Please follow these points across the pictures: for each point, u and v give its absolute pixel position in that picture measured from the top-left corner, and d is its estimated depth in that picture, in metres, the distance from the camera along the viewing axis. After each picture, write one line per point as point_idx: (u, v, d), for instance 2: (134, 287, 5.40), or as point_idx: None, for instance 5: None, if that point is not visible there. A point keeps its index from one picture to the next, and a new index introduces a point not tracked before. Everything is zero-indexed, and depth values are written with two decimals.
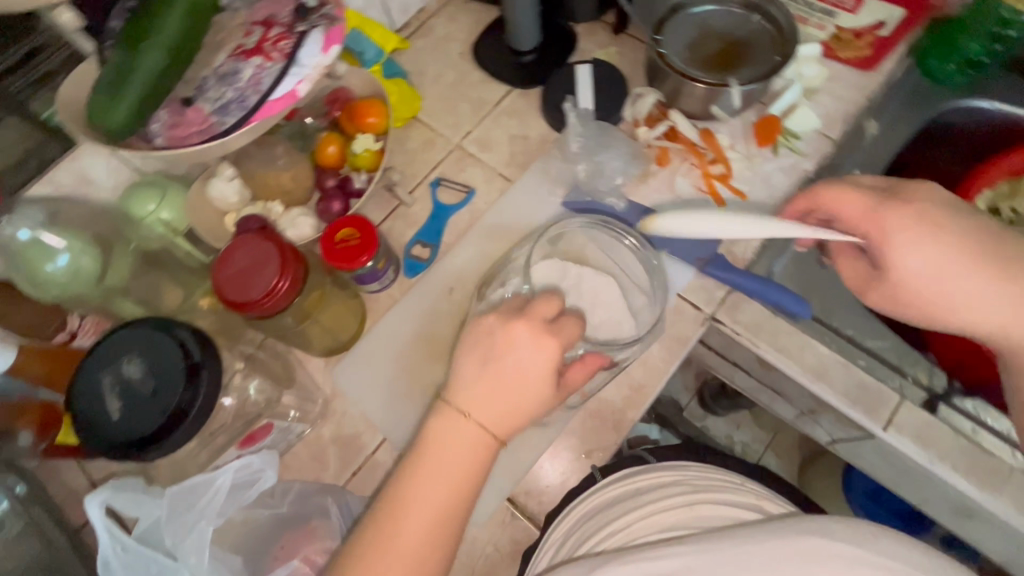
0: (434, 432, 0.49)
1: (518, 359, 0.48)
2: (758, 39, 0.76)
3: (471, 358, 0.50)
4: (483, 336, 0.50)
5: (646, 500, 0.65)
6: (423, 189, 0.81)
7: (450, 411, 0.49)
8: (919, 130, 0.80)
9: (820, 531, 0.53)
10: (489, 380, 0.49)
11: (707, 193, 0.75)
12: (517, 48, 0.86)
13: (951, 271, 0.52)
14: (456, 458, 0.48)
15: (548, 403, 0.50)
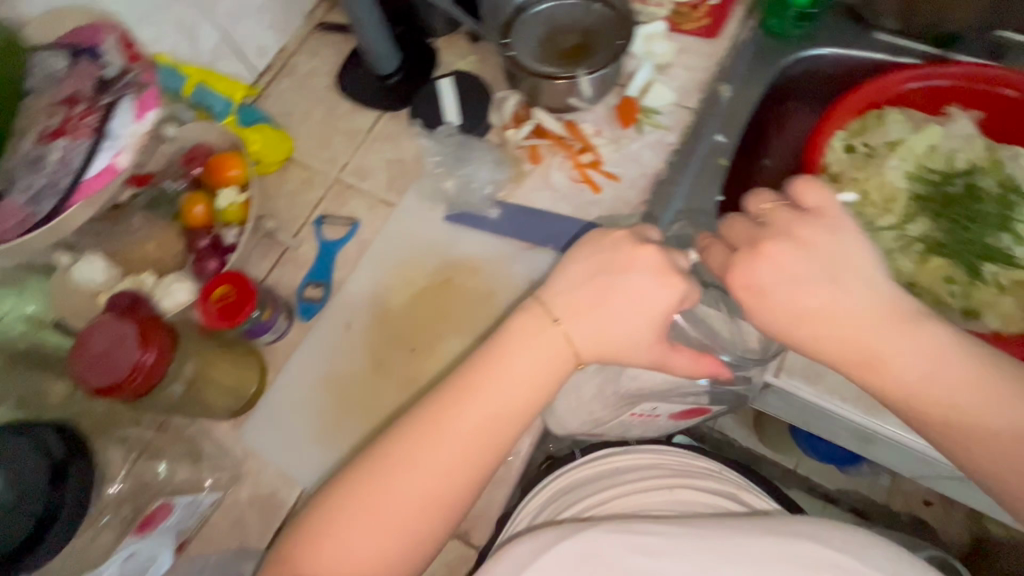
0: (523, 329, 0.52)
1: (635, 279, 0.51)
2: (598, 26, 0.78)
3: (592, 262, 0.53)
4: (611, 250, 0.53)
5: (627, 480, 0.70)
6: (308, 229, 0.80)
7: (544, 313, 0.52)
8: (774, 80, 0.83)
9: (819, 538, 0.52)
10: (601, 288, 0.52)
11: (582, 182, 0.77)
12: (379, 72, 0.86)
13: (837, 316, 0.46)
14: (529, 359, 0.51)
15: (642, 340, 0.51)
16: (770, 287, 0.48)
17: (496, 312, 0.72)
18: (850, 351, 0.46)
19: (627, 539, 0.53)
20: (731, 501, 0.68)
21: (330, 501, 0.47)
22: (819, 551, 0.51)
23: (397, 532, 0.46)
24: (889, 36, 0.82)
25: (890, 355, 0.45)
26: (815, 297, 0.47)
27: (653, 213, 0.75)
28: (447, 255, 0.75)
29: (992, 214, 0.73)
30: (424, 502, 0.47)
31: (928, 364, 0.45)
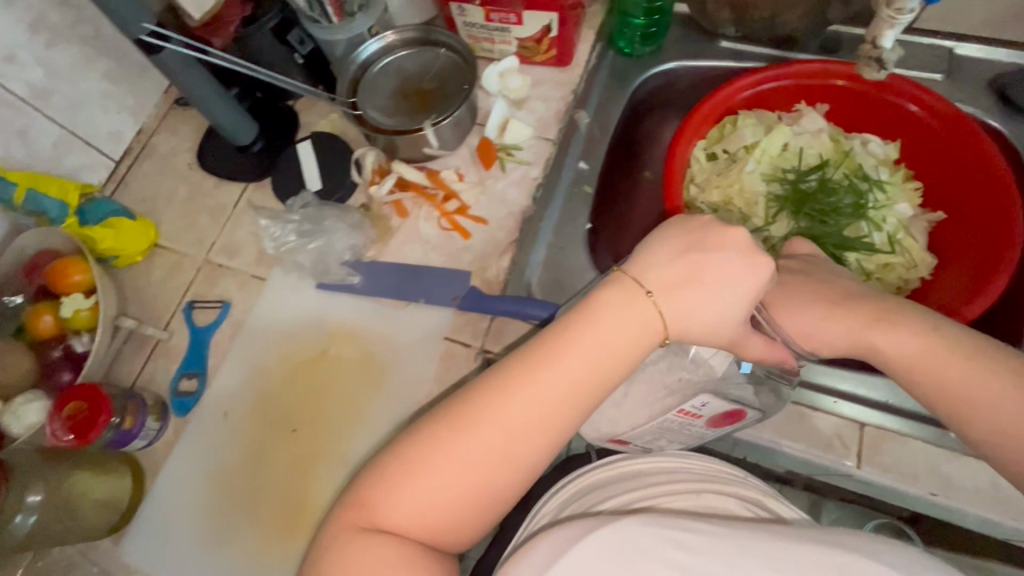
0: (609, 298, 0.50)
1: (723, 259, 0.49)
2: (441, 72, 0.79)
3: (674, 240, 0.51)
4: (696, 224, 0.51)
5: (656, 481, 0.63)
6: (178, 317, 0.77)
7: (633, 284, 0.50)
8: (628, 100, 0.85)
9: (869, 551, 0.46)
10: (690, 264, 0.50)
11: (451, 230, 0.76)
12: (238, 144, 0.84)
13: (833, 318, 0.53)
14: (621, 329, 0.49)
15: (731, 316, 0.49)
16: (781, 301, 0.56)
17: (377, 386, 0.70)
18: (858, 345, 0.52)
19: (658, 531, 0.48)
20: (757, 505, 0.61)
21: (403, 452, 0.48)
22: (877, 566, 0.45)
23: (469, 486, 0.47)
24: (731, 42, 0.84)
25: (893, 347, 0.50)
26: (805, 315, 0.55)
27: (522, 252, 0.75)
28: (322, 325, 0.73)
29: (847, 205, 0.76)
30: (499, 464, 0.47)
31: (925, 353, 0.49)
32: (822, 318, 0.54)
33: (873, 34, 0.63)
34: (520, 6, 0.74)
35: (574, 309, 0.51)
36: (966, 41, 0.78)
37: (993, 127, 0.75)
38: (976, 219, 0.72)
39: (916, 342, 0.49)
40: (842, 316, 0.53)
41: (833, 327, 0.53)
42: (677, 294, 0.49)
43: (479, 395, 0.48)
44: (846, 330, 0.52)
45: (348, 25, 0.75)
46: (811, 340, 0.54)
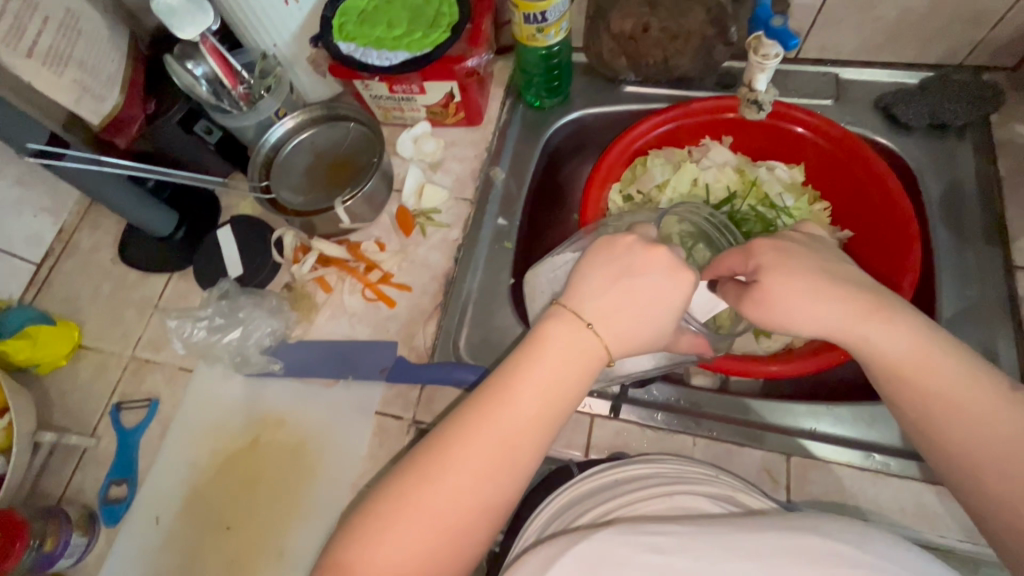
0: (554, 330, 0.48)
1: (652, 282, 0.48)
2: (352, 145, 0.80)
3: (604, 267, 0.49)
4: (622, 252, 0.50)
5: (625, 490, 0.56)
6: (106, 420, 0.75)
7: (573, 316, 0.49)
8: (543, 150, 0.87)
9: (818, 531, 0.46)
10: (622, 292, 0.48)
11: (376, 300, 0.76)
12: (159, 234, 0.83)
13: (835, 300, 0.48)
14: (569, 358, 0.48)
15: (665, 331, 0.49)
16: (774, 274, 0.50)
17: (309, 472, 0.68)
18: (850, 335, 0.48)
19: (633, 540, 0.46)
20: (728, 503, 0.54)
21: (375, 507, 0.45)
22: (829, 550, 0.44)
23: (445, 534, 0.44)
24: (634, 86, 0.87)
25: (884, 344, 0.47)
26: (806, 302, 0.49)
27: (448, 314, 0.75)
28: (250, 412, 0.72)
29: (757, 233, 0.78)
30: (474, 502, 0.45)
31: (919, 353, 0.47)
32: (820, 299, 0.48)
33: (747, 78, 0.67)
34: (419, 79, 0.76)
35: (521, 345, 0.49)
36: (848, 66, 0.82)
37: (883, 145, 0.79)
38: (880, 233, 0.75)
39: (910, 343, 0.47)
40: (844, 300, 0.48)
41: (828, 311, 0.48)
42: (621, 315, 0.48)
43: (442, 441, 0.46)
44: (838, 315, 0.48)
45: (254, 110, 0.77)
46: (793, 324, 0.50)
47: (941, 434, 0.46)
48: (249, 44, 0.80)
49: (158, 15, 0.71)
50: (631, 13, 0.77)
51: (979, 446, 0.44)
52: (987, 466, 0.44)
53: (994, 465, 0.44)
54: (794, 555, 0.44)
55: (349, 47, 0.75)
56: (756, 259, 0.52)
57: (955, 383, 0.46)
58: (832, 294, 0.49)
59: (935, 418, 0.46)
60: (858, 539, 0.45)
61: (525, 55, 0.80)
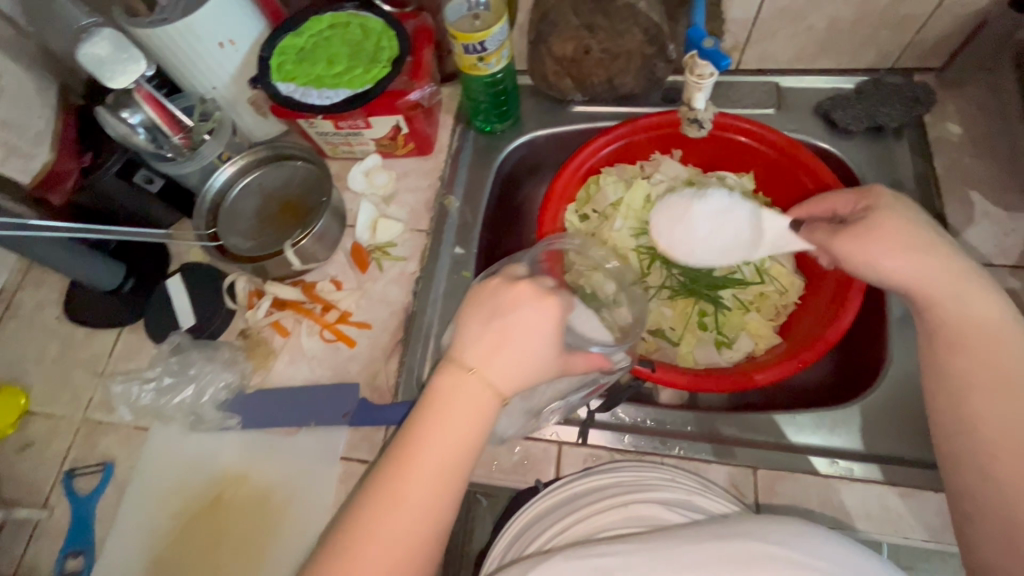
0: (443, 387, 0.48)
1: (524, 319, 0.49)
2: (301, 183, 0.79)
3: (477, 316, 0.50)
4: (489, 295, 0.50)
5: (584, 504, 0.56)
6: (58, 489, 0.72)
7: (456, 367, 0.48)
8: (496, 175, 0.87)
9: (755, 535, 0.47)
10: (497, 335, 0.49)
11: (336, 340, 0.74)
12: (104, 288, 0.80)
13: (937, 263, 0.54)
14: (461, 407, 0.47)
15: (550, 360, 0.50)
16: (886, 215, 0.55)
17: (276, 526, 0.66)
18: (950, 286, 0.53)
19: (580, 563, 0.47)
20: (684, 509, 0.55)
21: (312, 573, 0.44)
22: (761, 551, 0.46)
23: None
24: (583, 106, 0.87)
25: (968, 310, 0.52)
26: (898, 256, 0.54)
27: (410, 350, 0.74)
28: (210, 468, 0.70)
29: None
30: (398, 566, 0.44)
31: (996, 328, 0.52)
32: (927, 253, 0.53)
33: (687, 97, 0.68)
34: (362, 114, 0.75)
35: (415, 407, 0.49)
36: (787, 74, 0.84)
37: (827, 150, 0.80)
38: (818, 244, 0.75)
39: (985, 314, 0.52)
40: (956, 264, 0.53)
41: (918, 265, 0.54)
42: (500, 356, 0.48)
43: (355, 516, 0.45)
44: (942, 272, 0.53)
45: (197, 155, 0.75)
46: (877, 260, 0.55)
47: (974, 390, 0.51)
48: (188, 88, 0.79)
49: (85, 66, 0.69)
50: (570, 36, 0.76)
51: (992, 415, 0.49)
52: (1004, 427, 0.49)
53: (1011, 431, 0.48)
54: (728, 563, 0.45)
55: (289, 87, 0.73)
56: (872, 203, 0.57)
57: (1014, 368, 0.50)
58: (927, 251, 0.54)
59: (976, 377, 0.51)
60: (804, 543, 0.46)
61: (471, 84, 0.80)
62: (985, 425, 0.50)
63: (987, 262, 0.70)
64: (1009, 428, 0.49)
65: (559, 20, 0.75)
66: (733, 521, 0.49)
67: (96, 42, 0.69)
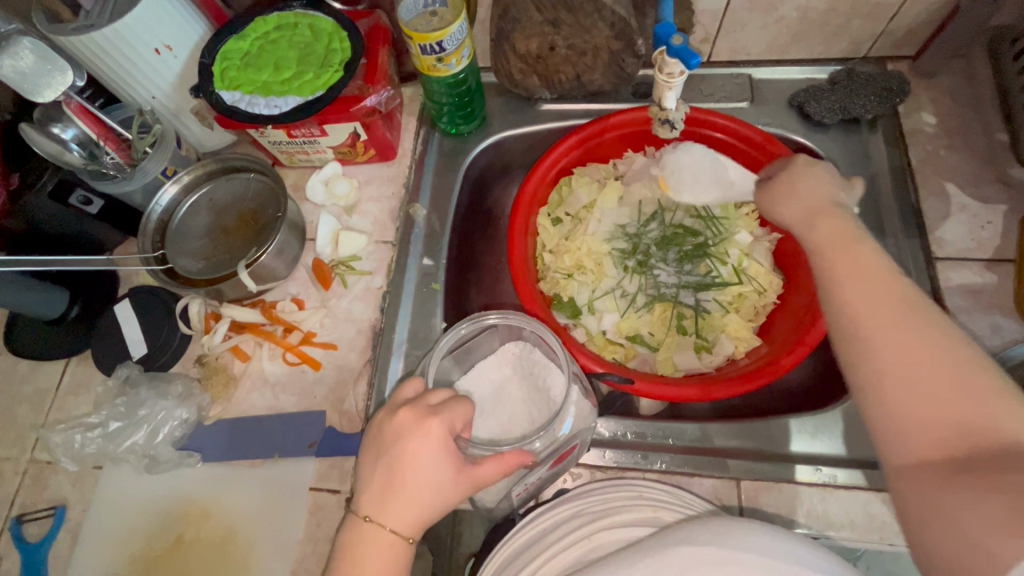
0: (347, 546, 0.49)
1: (407, 460, 0.48)
2: (255, 198, 0.74)
3: (369, 461, 0.50)
4: (372, 437, 0.51)
5: (552, 539, 0.55)
6: (5, 538, 0.67)
7: (353, 514, 0.49)
8: (464, 179, 0.83)
9: (684, 540, 0.47)
10: (386, 475, 0.49)
11: (300, 363, 0.71)
12: (47, 317, 0.74)
13: (800, 197, 0.57)
14: (369, 558, 0.48)
15: (449, 488, 0.49)
16: (790, 172, 0.60)
17: (240, 568, 0.62)
18: (814, 210, 0.55)
19: None
20: (648, 526, 0.53)
21: None
22: (686, 555, 0.46)
23: None
24: (551, 104, 0.84)
25: (818, 229, 0.53)
26: (787, 203, 0.59)
27: (379, 370, 0.70)
28: (169, 509, 0.66)
29: (687, 248, 0.78)
30: None
31: (843, 238, 0.51)
32: (801, 190, 0.58)
33: (657, 96, 0.65)
34: (316, 122, 0.70)
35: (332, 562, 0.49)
36: (760, 65, 0.81)
37: (803, 144, 0.78)
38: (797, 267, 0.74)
39: (839, 232, 0.52)
40: (813, 192, 0.57)
41: (802, 201, 0.57)
42: (393, 500, 0.48)
43: None
44: (807, 203, 0.56)
45: (138, 171, 0.70)
46: (779, 209, 0.59)
47: (832, 290, 0.48)
48: (124, 98, 0.72)
49: (5, 80, 0.62)
50: (534, 32, 0.72)
51: (854, 297, 0.46)
52: (860, 308, 0.46)
53: (871, 308, 0.45)
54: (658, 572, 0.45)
55: (233, 95, 0.68)
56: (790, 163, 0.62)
57: (867, 265, 0.48)
58: (801, 194, 0.58)
59: (836, 275, 0.49)
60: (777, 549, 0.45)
61: (431, 85, 0.75)
62: (847, 314, 0.46)
63: (965, 256, 0.68)
64: (867, 310, 0.45)
65: (521, 15, 0.71)
66: (671, 531, 0.49)
67: (17, 53, 0.63)
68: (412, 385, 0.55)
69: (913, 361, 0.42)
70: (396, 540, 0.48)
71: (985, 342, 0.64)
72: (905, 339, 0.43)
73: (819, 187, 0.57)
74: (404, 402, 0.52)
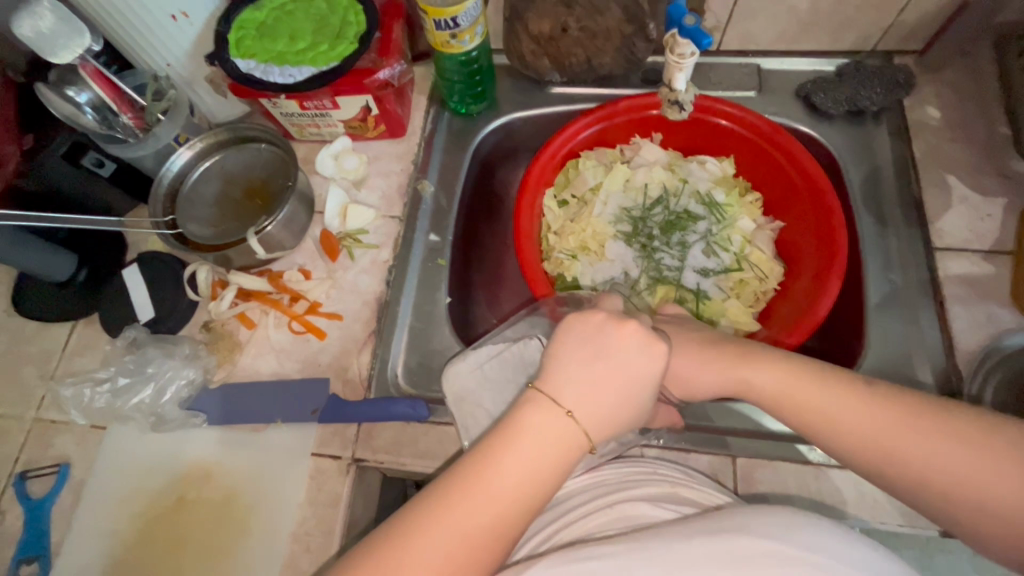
0: (524, 419, 0.43)
1: (626, 359, 0.45)
2: (267, 167, 0.75)
3: (579, 346, 0.46)
4: (593, 331, 0.46)
5: (570, 509, 0.54)
6: (7, 493, 0.67)
7: (550, 402, 0.44)
8: (473, 158, 0.84)
9: (744, 529, 0.43)
10: (596, 372, 0.45)
11: (305, 332, 0.71)
12: (56, 279, 0.74)
13: (707, 361, 0.53)
14: (547, 454, 0.43)
15: (646, 407, 0.47)
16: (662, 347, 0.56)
17: (242, 528, 0.63)
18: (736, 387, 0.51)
19: (570, 567, 0.44)
20: (670, 503, 0.53)
21: None
22: (745, 544, 0.42)
23: None
24: (561, 87, 0.84)
25: (757, 382, 0.49)
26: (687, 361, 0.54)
27: (383, 340, 0.71)
28: (176, 468, 0.67)
29: (689, 233, 0.79)
30: None
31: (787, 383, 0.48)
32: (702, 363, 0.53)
33: (667, 77, 0.66)
34: (329, 94, 0.71)
35: (495, 428, 0.44)
36: (768, 56, 0.82)
37: (807, 134, 0.79)
38: (801, 247, 0.75)
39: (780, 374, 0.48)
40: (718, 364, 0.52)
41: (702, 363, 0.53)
42: (602, 398, 0.44)
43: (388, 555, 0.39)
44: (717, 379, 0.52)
45: (151, 136, 0.70)
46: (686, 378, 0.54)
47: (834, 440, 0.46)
48: (139, 64, 0.73)
49: (26, 42, 0.62)
50: (547, 13, 0.74)
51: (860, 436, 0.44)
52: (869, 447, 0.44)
53: (888, 446, 0.43)
54: (716, 557, 0.42)
55: (248, 64, 0.69)
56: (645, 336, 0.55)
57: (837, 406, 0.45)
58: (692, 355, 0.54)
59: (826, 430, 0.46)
60: (833, 551, 0.42)
61: (443, 62, 0.76)
62: (893, 460, 0.43)
63: (964, 246, 0.70)
64: (878, 433, 0.43)
65: None
66: (723, 515, 0.46)
67: (36, 12, 0.61)
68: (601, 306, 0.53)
69: (941, 455, 0.41)
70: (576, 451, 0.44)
71: (979, 331, 0.65)
72: (944, 455, 0.41)
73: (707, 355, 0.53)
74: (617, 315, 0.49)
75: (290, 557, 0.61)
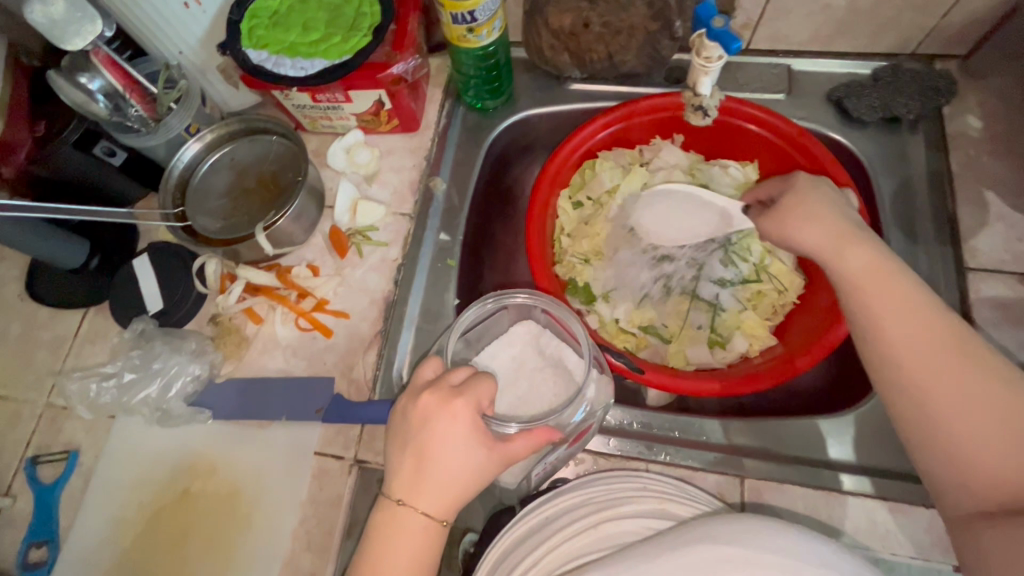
0: (377, 527, 0.48)
1: (433, 442, 0.47)
2: (278, 161, 0.74)
3: (396, 442, 0.49)
4: (398, 424, 0.50)
5: (556, 530, 0.54)
6: (19, 478, 0.68)
7: (385, 498, 0.48)
8: (486, 155, 0.82)
9: (708, 536, 0.44)
10: (415, 461, 0.48)
11: (311, 329, 0.71)
12: (69, 266, 0.75)
13: (825, 231, 0.56)
14: (401, 546, 0.47)
15: (480, 463, 0.48)
16: (798, 198, 0.60)
17: (245, 523, 0.63)
18: (826, 255, 0.55)
19: None
20: (656, 522, 0.52)
21: None
22: (706, 551, 0.43)
23: None
24: (580, 84, 0.82)
25: (854, 261, 0.53)
26: (807, 229, 0.57)
27: (389, 340, 0.71)
28: (181, 458, 0.67)
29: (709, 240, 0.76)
30: None
31: (876, 273, 0.52)
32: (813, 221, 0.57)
33: (693, 80, 0.64)
34: (341, 87, 0.69)
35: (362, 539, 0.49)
36: (801, 56, 0.78)
37: (837, 141, 0.75)
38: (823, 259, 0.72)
39: (870, 263, 0.52)
40: (827, 229, 0.56)
41: (818, 233, 0.56)
42: (429, 474, 0.47)
43: None
44: (817, 243, 0.56)
45: (163, 125, 0.69)
46: (793, 232, 0.59)
47: (874, 328, 0.50)
48: (152, 51, 0.72)
49: (37, 28, 0.61)
50: (569, 7, 0.71)
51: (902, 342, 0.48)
52: (902, 349, 0.48)
53: (915, 354, 0.48)
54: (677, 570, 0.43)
55: (260, 55, 0.67)
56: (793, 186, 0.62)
57: (914, 309, 0.49)
58: (819, 218, 0.57)
59: (877, 318, 0.50)
60: None
61: (458, 55, 0.74)
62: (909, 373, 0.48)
63: (999, 267, 0.66)
64: (918, 344, 0.48)
65: None
66: (693, 525, 0.46)
67: None
68: (431, 366, 0.53)
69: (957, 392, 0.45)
70: (428, 527, 0.47)
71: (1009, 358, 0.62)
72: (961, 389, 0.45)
73: (829, 221, 0.56)
74: (426, 385, 0.51)
75: (291, 554, 0.61)
